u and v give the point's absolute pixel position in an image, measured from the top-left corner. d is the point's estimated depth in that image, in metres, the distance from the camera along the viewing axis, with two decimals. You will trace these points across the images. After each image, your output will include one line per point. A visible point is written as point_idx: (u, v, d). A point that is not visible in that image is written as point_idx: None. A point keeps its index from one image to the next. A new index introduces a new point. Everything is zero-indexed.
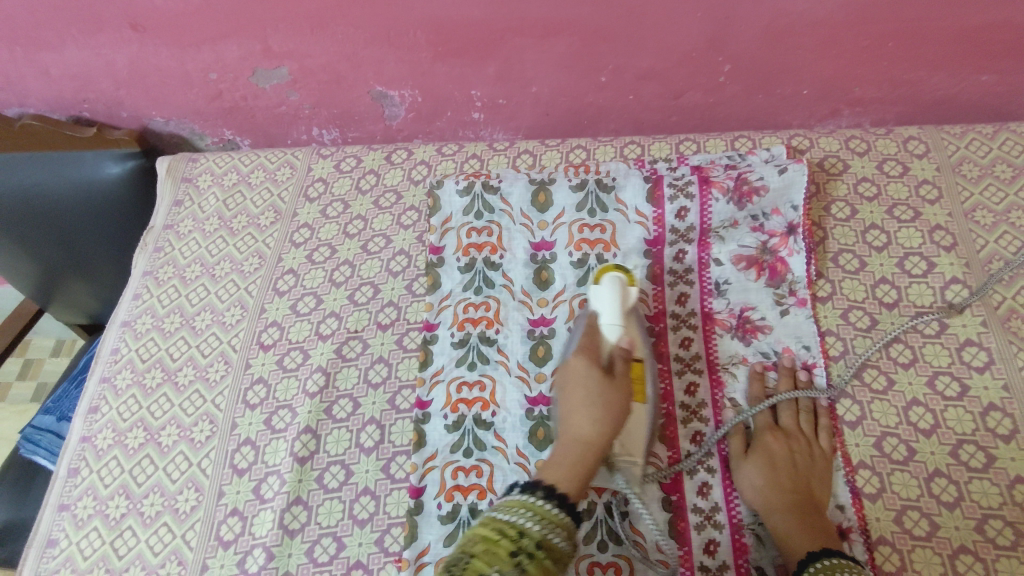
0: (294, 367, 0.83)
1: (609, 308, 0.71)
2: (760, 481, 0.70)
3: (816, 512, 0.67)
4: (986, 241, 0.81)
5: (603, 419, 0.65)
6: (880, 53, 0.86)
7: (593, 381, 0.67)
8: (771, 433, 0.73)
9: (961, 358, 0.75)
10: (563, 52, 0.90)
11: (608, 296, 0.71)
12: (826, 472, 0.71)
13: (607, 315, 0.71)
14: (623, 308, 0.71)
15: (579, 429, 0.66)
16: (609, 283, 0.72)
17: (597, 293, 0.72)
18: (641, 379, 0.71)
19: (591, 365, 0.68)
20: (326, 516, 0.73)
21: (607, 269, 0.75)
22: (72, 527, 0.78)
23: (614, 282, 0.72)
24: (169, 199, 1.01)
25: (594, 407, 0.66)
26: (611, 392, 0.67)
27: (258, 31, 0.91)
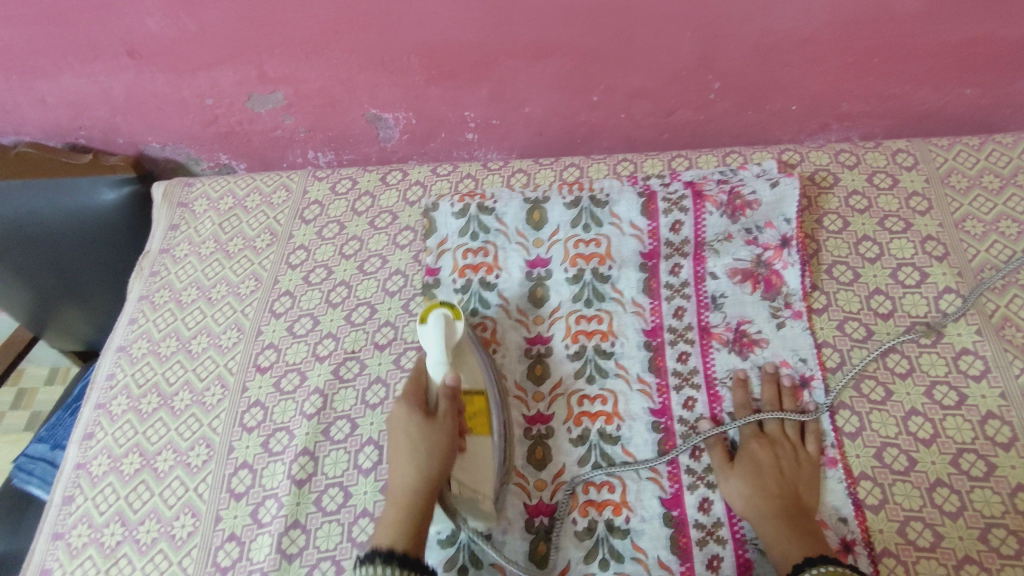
0: (291, 389, 0.83)
1: (435, 352, 0.73)
2: (747, 491, 0.69)
3: (805, 517, 0.67)
4: (977, 251, 0.82)
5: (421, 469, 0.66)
6: (865, 69, 0.88)
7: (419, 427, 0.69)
8: (757, 440, 0.73)
9: (958, 366, 0.75)
10: (554, 72, 0.91)
11: (433, 335, 0.73)
12: (814, 478, 0.70)
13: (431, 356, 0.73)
14: (450, 346, 0.74)
15: (400, 484, 0.66)
16: (433, 321, 0.74)
17: (423, 335, 0.74)
18: (482, 413, 0.74)
19: (411, 410, 0.70)
20: (325, 539, 0.72)
21: (432, 304, 0.76)
22: (67, 556, 0.76)
23: (439, 317, 0.74)
24: (165, 223, 1.02)
25: (413, 449, 0.67)
26: (433, 435, 0.68)
27: (253, 57, 0.93)
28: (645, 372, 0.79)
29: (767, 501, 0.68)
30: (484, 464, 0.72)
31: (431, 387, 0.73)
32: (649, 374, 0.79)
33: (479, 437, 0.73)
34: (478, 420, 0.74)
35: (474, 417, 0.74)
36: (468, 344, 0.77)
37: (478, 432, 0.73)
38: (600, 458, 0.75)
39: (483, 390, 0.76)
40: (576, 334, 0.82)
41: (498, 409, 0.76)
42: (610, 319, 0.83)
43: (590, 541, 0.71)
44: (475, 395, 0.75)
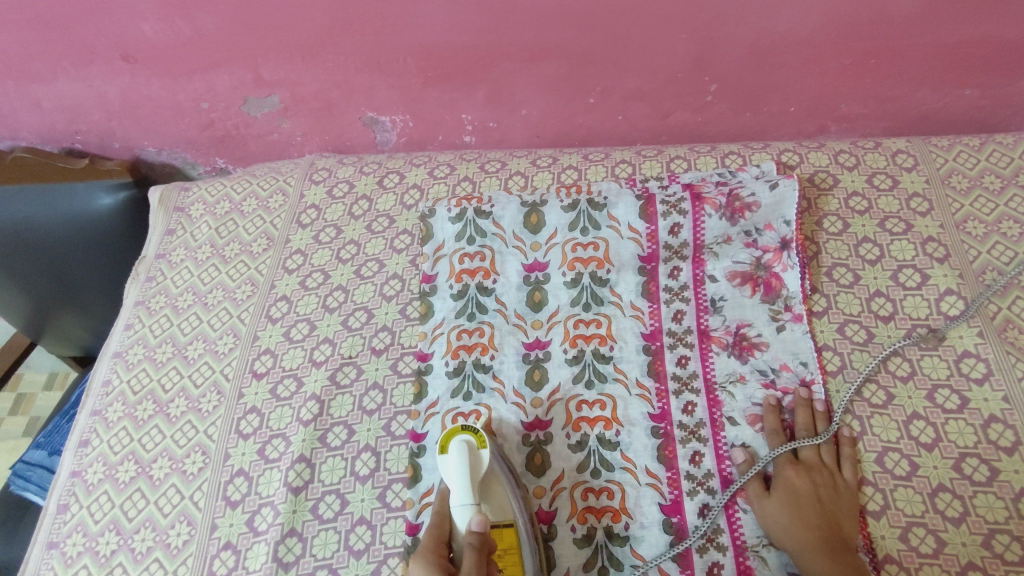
0: (287, 395, 0.82)
1: (460, 489, 0.70)
2: (785, 520, 0.67)
3: (847, 548, 0.65)
4: (978, 252, 0.81)
5: None
6: (864, 69, 0.87)
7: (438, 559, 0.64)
8: (792, 467, 0.71)
9: (960, 370, 0.74)
10: (551, 74, 0.91)
11: (455, 467, 0.71)
12: (854, 505, 0.68)
13: (455, 495, 0.70)
14: (475, 481, 0.70)
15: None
16: (456, 450, 0.71)
17: (445, 468, 0.71)
18: (512, 550, 0.68)
19: (430, 565, 0.63)
20: (322, 548, 0.72)
21: (455, 429, 0.74)
22: (62, 565, 0.76)
23: (461, 446, 0.72)
24: (161, 229, 1.01)
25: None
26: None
27: (249, 60, 0.92)
28: (644, 377, 0.79)
29: (806, 531, 0.66)
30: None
31: (454, 532, 0.68)
32: (648, 379, 0.78)
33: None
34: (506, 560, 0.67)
35: (505, 554, 0.68)
36: (498, 475, 0.72)
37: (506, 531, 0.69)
38: (600, 464, 0.74)
39: (511, 519, 0.70)
40: (575, 339, 0.82)
41: (530, 547, 0.69)
42: (609, 323, 0.82)
43: (588, 548, 0.71)
44: (504, 529, 0.69)
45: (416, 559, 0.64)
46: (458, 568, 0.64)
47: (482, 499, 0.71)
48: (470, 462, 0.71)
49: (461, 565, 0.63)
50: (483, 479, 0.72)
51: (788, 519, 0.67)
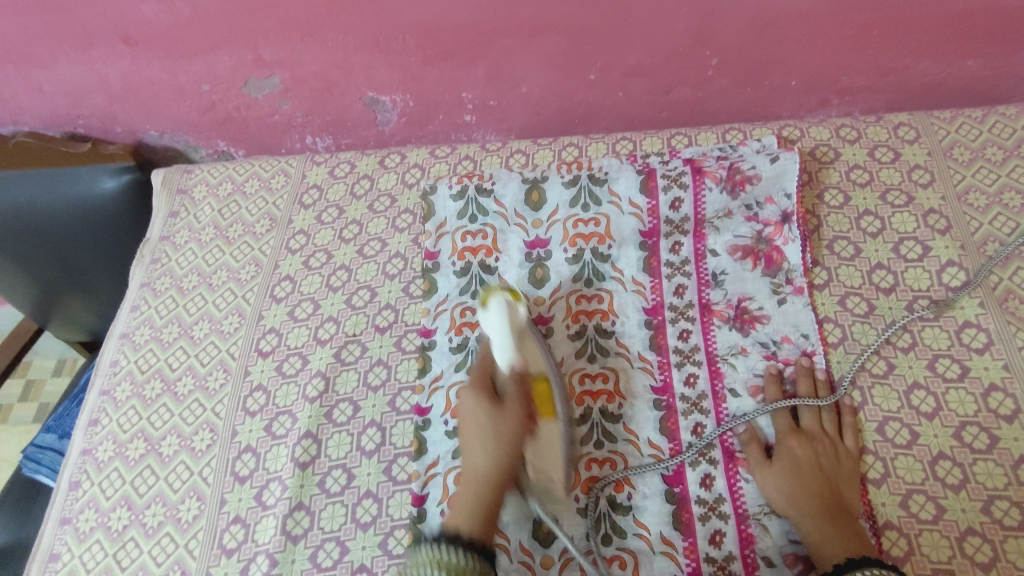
0: (293, 373, 0.83)
1: (499, 338, 0.72)
2: (788, 488, 0.68)
3: (848, 516, 0.65)
4: (980, 224, 0.81)
5: (496, 452, 0.68)
6: (866, 41, 0.87)
7: (487, 404, 0.70)
8: (794, 436, 0.71)
9: (960, 340, 0.75)
10: (551, 51, 0.90)
11: (495, 320, 0.72)
12: (854, 473, 0.69)
13: (499, 343, 0.72)
14: (514, 329, 0.73)
15: (477, 464, 0.68)
16: (496, 308, 0.73)
17: (485, 322, 0.74)
18: (546, 398, 0.72)
19: (482, 400, 0.70)
20: (329, 521, 0.73)
21: (491, 290, 0.75)
22: (75, 541, 0.77)
23: (502, 304, 0.73)
24: (165, 211, 1.02)
25: (488, 440, 0.68)
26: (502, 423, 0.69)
27: (249, 41, 0.92)
28: (646, 351, 0.79)
29: (809, 500, 0.66)
30: (551, 449, 0.71)
31: (498, 376, 0.73)
32: (650, 352, 0.79)
33: (545, 422, 0.72)
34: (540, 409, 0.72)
35: (540, 402, 0.72)
36: (530, 331, 0.75)
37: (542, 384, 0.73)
38: (603, 436, 0.75)
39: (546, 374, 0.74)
40: (577, 314, 0.82)
41: (561, 397, 0.74)
42: (611, 298, 0.82)
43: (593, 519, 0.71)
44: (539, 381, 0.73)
45: (471, 409, 0.70)
46: (507, 411, 0.70)
47: (521, 345, 0.74)
48: (510, 319, 0.72)
49: (508, 427, 0.69)
50: (519, 329, 0.74)
51: (787, 490, 0.68)
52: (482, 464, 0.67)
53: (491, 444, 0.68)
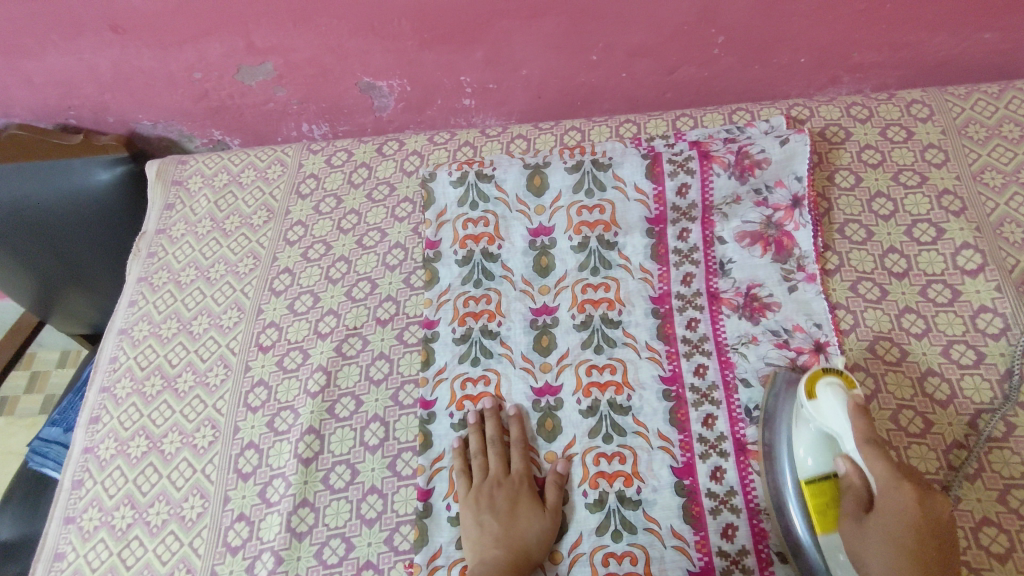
0: (294, 367, 0.82)
1: (842, 426, 0.60)
2: None
3: None
4: (996, 204, 0.79)
5: (500, 504, 0.69)
6: (877, 16, 0.84)
7: (865, 534, 0.56)
8: None
9: (975, 325, 0.73)
10: (552, 32, 0.88)
11: (831, 408, 0.61)
12: None
13: (845, 442, 0.60)
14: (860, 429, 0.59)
15: (519, 513, 0.68)
16: (829, 397, 0.61)
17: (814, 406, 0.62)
18: (824, 499, 0.61)
19: (528, 461, 0.73)
20: (334, 517, 0.72)
21: (820, 371, 0.63)
22: (79, 540, 0.77)
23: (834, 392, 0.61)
24: (160, 203, 1.00)
25: (495, 488, 0.71)
26: (867, 531, 0.56)
27: (240, 27, 0.89)
28: (653, 340, 0.77)
29: None
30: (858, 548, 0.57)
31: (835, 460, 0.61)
32: (658, 342, 0.77)
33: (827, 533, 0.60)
34: (823, 515, 0.61)
35: (823, 511, 0.61)
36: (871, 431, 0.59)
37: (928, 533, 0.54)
38: (612, 430, 0.73)
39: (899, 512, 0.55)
40: (582, 304, 0.80)
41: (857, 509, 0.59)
42: (618, 286, 0.80)
43: (601, 513, 0.70)
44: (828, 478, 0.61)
45: (865, 548, 0.56)
46: (870, 530, 0.56)
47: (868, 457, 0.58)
48: (850, 409, 0.60)
49: (515, 490, 0.70)
50: (872, 433, 0.59)
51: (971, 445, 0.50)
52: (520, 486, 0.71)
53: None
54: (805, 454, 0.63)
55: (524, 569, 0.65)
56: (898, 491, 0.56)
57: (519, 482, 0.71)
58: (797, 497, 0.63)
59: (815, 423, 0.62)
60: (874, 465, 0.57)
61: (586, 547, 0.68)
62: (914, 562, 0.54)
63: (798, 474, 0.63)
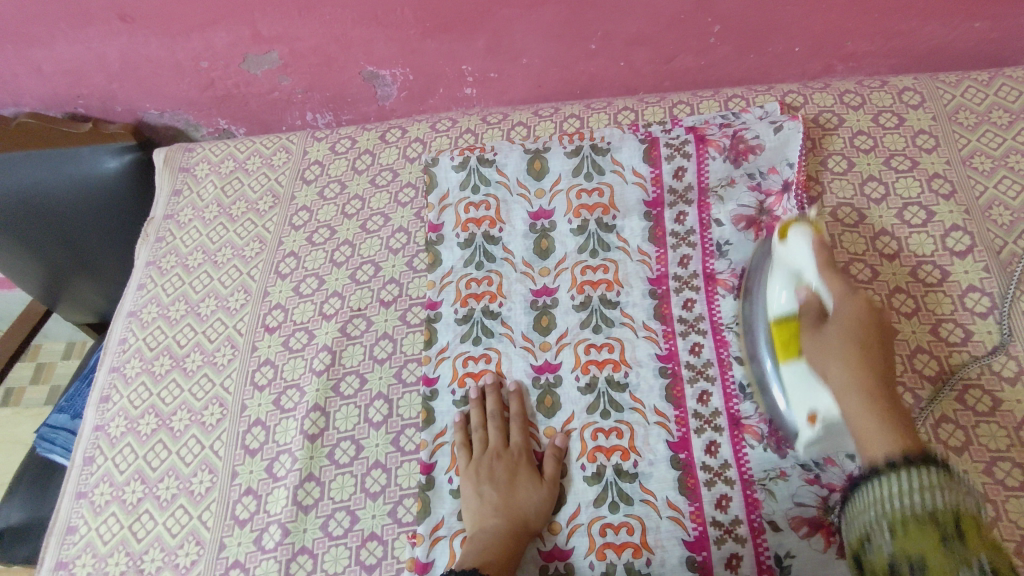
0: (299, 347, 0.84)
1: (806, 268, 0.65)
2: None
3: None
4: (985, 188, 0.81)
5: (500, 476, 0.71)
6: (870, 5, 0.86)
7: (824, 337, 0.61)
8: None
9: (964, 304, 0.75)
10: (552, 20, 0.89)
11: (799, 254, 0.65)
12: None
13: (808, 273, 0.65)
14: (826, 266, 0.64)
15: (518, 485, 0.70)
16: (798, 241, 0.66)
17: (783, 252, 0.67)
18: (788, 335, 0.65)
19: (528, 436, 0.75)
20: (339, 490, 0.74)
21: (789, 222, 0.67)
22: (91, 514, 0.79)
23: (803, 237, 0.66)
24: (168, 189, 1.02)
25: (496, 461, 0.72)
26: (826, 337, 0.61)
27: (246, 16, 0.91)
28: (650, 320, 0.79)
29: None
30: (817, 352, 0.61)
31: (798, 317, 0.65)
32: (655, 321, 0.79)
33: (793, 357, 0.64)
34: (788, 345, 0.65)
35: (787, 341, 0.65)
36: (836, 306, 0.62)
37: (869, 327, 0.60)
38: (609, 406, 0.75)
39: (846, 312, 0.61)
40: (582, 285, 0.82)
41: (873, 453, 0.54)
42: (616, 268, 0.82)
43: (598, 485, 0.71)
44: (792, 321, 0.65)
45: (828, 352, 0.59)
46: (829, 332, 0.61)
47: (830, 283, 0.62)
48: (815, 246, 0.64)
49: (515, 463, 0.72)
50: (832, 264, 0.64)
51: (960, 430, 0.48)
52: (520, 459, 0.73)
53: (850, 390, 0.58)
54: (779, 290, 0.67)
55: (523, 539, 0.67)
56: (851, 302, 0.61)
57: (519, 456, 0.73)
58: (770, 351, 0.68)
59: (784, 264, 0.67)
60: (834, 287, 0.62)
61: (585, 517, 0.70)
62: (871, 371, 0.58)
63: (771, 313, 0.67)
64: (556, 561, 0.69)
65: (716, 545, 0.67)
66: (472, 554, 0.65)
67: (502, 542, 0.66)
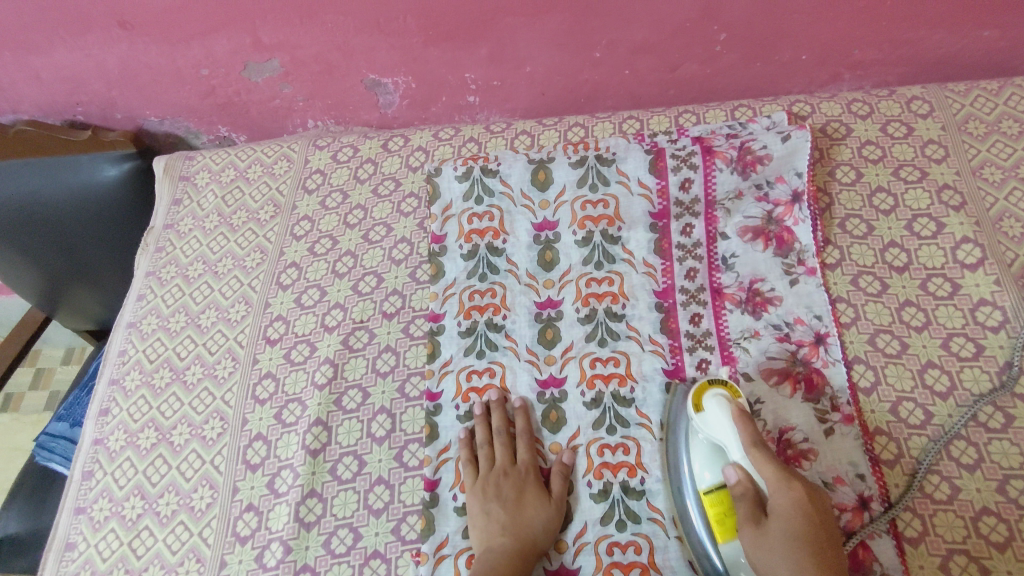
0: (301, 360, 0.83)
1: (727, 434, 0.64)
2: None
3: None
4: (995, 199, 0.80)
5: (505, 494, 0.70)
6: (878, 13, 0.85)
7: (766, 528, 0.59)
8: None
9: (975, 318, 0.74)
10: (556, 29, 0.88)
11: (721, 420, 0.65)
12: None
13: (731, 449, 0.64)
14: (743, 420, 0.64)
15: (524, 504, 0.69)
16: (716, 409, 0.66)
17: (706, 420, 0.66)
18: (722, 515, 0.63)
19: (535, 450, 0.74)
20: (342, 507, 0.73)
21: (704, 384, 0.68)
22: (90, 529, 0.78)
23: (720, 402, 0.66)
24: (168, 198, 1.01)
25: (501, 479, 0.72)
26: (767, 536, 0.58)
27: (247, 23, 0.90)
28: (657, 333, 0.78)
29: None
30: (767, 543, 0.58)
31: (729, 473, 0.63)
32: (661, 335, 0.78)
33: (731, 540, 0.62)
34: (724, 523, 0.63)
35: (721, 521, 0.63)
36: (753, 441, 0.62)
37: (813, 513, 0.59)
38: (615, 421, 0.74)
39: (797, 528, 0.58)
40: (587, 297, 0.81)
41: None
42: (621, 280, 0.81)
43: (605, 503, 0.70)
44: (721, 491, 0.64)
45: (767, 545, 0.58)
46: (772, 531, 0.58)
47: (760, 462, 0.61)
48: (734, 417, 0.64)
49: (520, 480, 0.71)
50: (757, 441, 0.63)
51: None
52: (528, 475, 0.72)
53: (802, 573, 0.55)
54: (703, 468, 0.66)
55: (529, 559, 0.66)
56: (783, 488, 0.60)
57: (524, 473, 0.72)
58: (697, 503, 0.65)
59: (705, 435, 0.66)
60: (763, 470, 0.61)
61: (591, 536, 0.69)
62: (820, 568, 0.56)
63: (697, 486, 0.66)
64: None
65: None
66: (478, 575, 0.64)
67: (509, 563, 0.65)
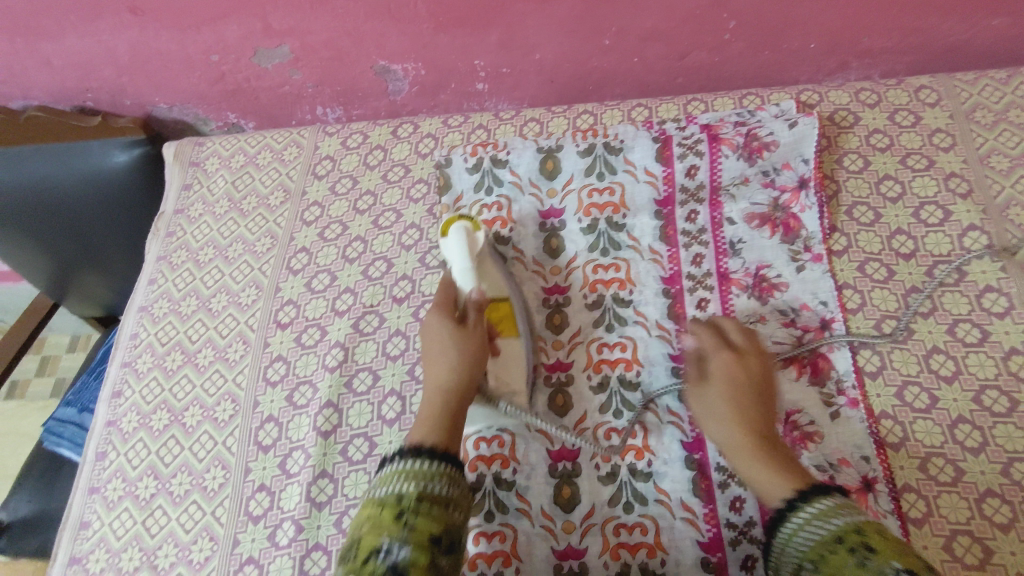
0: (312, 343, 0.84)
1: (459, 261, 0.76)
2: None
3: None
4: (1002, 187, 0.80)
5: (457, 366, 0.65)
6: (887, 1, 0.85)
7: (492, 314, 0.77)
8: None
9: (981, 304, 0.74)
10: (566, 16, 0.89)
11: (456, 250, 0.76)
12: None
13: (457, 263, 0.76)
14: (472, 253, 0.77)
15: (440, 375, 0.65)
16: (455, 234, 0.77)
17: (446, 247, 0.77)
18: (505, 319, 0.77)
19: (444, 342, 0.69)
20: (353, 488, 0.74)
21: (449, 219, 0.80)
22: (104, 509, 0.79)
23: (458, 230, 0.77)
24: (178, 184, 1.02)
25: (443, 352, 0.67)
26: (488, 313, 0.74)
27: (258, 9, 0.90)
28: (664, 319, 0.79)
29: None
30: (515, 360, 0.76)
31: (460, 291, 0.74)
32: (668, 320, 0.79)
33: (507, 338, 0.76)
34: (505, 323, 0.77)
35: (502, 322, 0.77)
36: (490, 262, 0.80)
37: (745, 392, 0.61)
38: (621, 405, 0.75)
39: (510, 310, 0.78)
40: (594, 284, 0.82)
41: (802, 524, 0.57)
42: (628, 267, 0.82)
43: (612, 485, 0.71)
44: (500, 304, 0.78)
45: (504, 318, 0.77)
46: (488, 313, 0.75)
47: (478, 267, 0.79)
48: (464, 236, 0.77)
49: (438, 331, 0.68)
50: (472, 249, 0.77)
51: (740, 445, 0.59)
52: (442, 377, 0.65)
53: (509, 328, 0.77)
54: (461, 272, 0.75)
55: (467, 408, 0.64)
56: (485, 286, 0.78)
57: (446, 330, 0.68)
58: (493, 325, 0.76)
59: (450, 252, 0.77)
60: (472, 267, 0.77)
61: (599, 518, 0.70)
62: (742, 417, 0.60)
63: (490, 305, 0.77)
64: (570, 560, 0.69)
65: (730, 546, 0.67)
66: (440, 439, 0.58)
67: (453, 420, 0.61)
